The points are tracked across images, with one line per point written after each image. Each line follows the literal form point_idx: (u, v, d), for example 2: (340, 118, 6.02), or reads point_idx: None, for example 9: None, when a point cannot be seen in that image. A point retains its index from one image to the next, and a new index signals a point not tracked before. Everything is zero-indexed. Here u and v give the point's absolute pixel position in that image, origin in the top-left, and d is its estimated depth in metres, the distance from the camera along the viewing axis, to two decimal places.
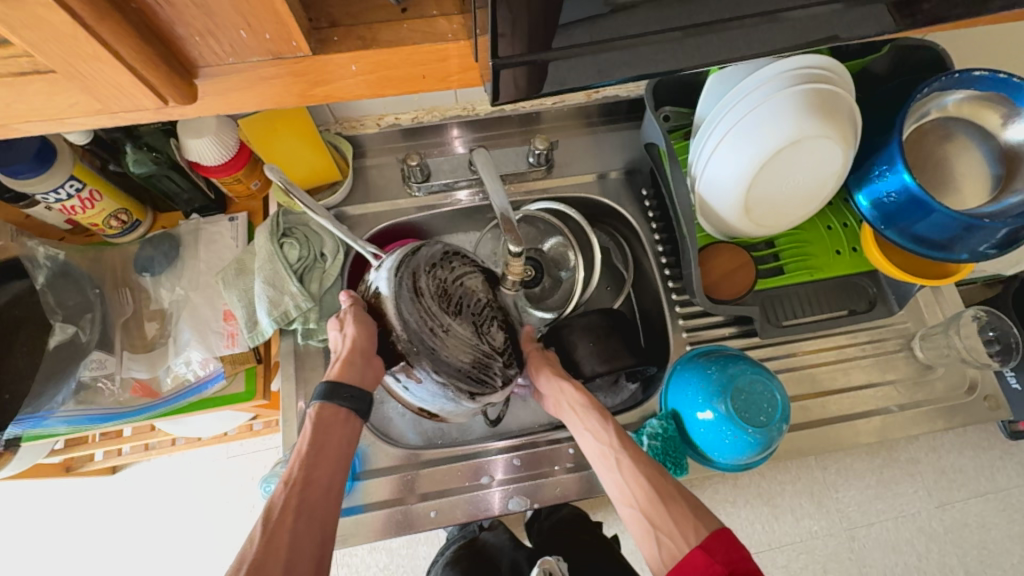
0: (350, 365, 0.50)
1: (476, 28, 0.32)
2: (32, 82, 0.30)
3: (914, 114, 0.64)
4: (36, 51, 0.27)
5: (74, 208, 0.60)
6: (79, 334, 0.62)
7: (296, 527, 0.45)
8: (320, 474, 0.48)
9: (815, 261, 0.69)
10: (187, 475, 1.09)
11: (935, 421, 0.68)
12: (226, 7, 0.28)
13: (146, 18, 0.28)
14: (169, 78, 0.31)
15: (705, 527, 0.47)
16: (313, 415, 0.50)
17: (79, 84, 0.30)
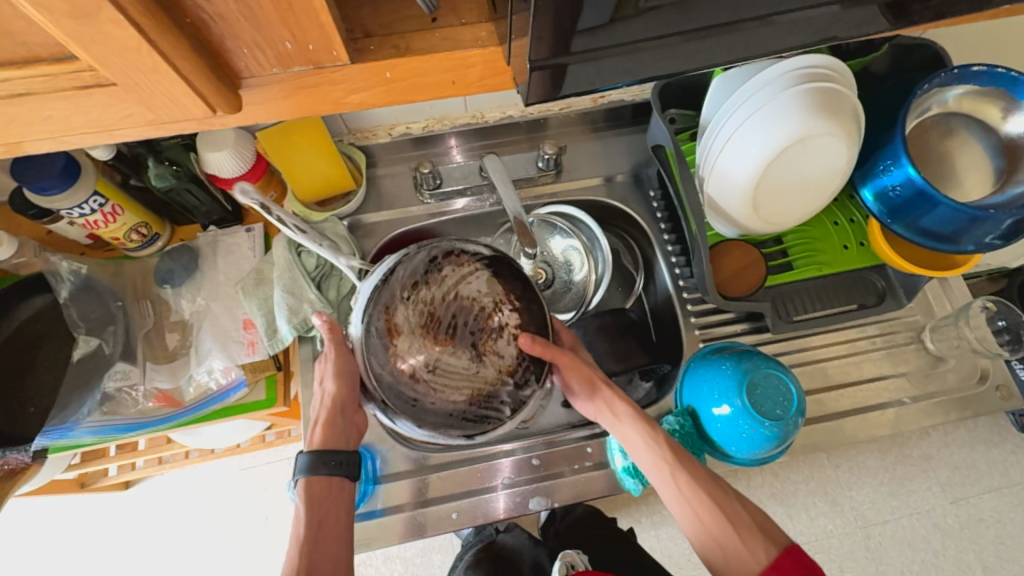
0: (330, 428, 0.53)
1: (510, 32, 0.34)
2: (93, 95, 0.31)
3: (915, 111, 0.65)
4: (100, 65, 0.28)
5: (97, 223, 0.61)
6: (102, 346, 0.63)
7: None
8: (324, 553, 0.49)
9: (823, 256, 0.70)
10: (199, 489, 1.09)
11: (948, 412, 0.69)
12: (274, 20, 0.29)
13: (200, 32, 0.29)
14: (216, 90, 0.32)
15: (774, 545, 0.49)
16: (302, 494, 0.50)
17: (136, 96, 0.32)
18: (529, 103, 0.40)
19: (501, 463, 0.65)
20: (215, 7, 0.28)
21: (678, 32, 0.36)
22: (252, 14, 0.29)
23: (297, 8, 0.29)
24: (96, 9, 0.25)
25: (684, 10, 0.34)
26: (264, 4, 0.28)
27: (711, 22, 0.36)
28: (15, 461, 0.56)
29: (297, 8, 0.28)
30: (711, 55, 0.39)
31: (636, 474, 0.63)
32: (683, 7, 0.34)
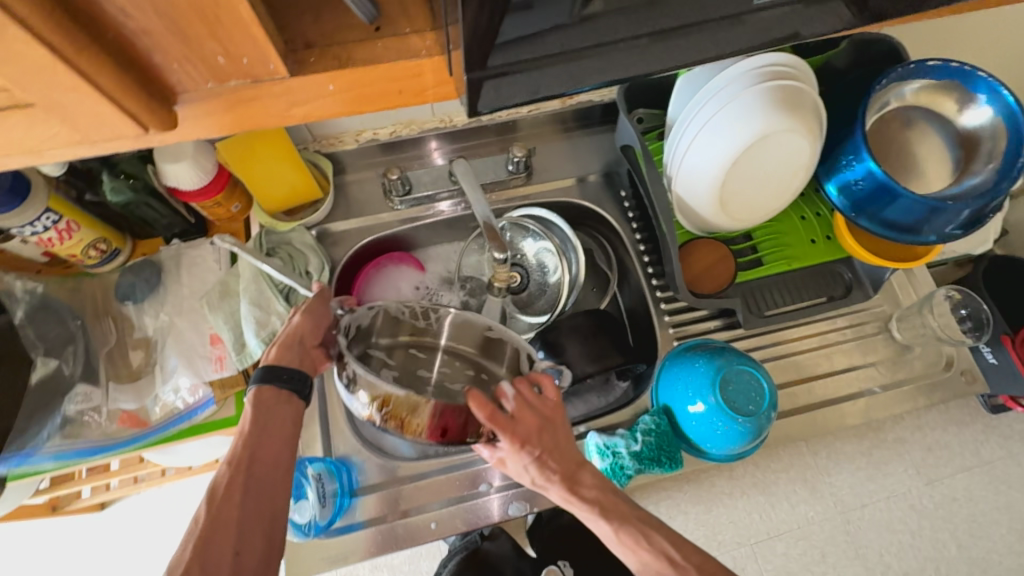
0: (288, 348, 0.54)
1: (448, 43, 0.33)
2: (12, 116, 0.30)
3: (875, 105, 0.67)
4: (17, 86, 0.27)
5: (52, 240, 0.59)
6: (61, 367, 0.61)
7: (242, 502, 0.47)
8: (263, 453, 0.50)
9: (792, 250, 0.71)
10: (177, 508, 1.06)
11: (916, 399, 0.70)
12: (202, 33, 0.28)
13: (124, 48, 0.29)
14: (149, 105, 0.31)
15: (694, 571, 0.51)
16: (252, 400, 0.52)
17: (61, 116, 0.30)
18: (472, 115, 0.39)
19: (479, 470, 0.65)
20: (137, 22, 0.27)
21: (626, 37, 0.36)
22: (178, 29, 0.28)
23: (225, 21, 0.28)
24: (3, 29, 0.24)
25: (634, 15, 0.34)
26: (189, 17, 0.27)
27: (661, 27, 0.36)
28: None
29: (225, 21, 0.28)
30: (664, 58, 0.38)
31: (615, 475, 0.63)
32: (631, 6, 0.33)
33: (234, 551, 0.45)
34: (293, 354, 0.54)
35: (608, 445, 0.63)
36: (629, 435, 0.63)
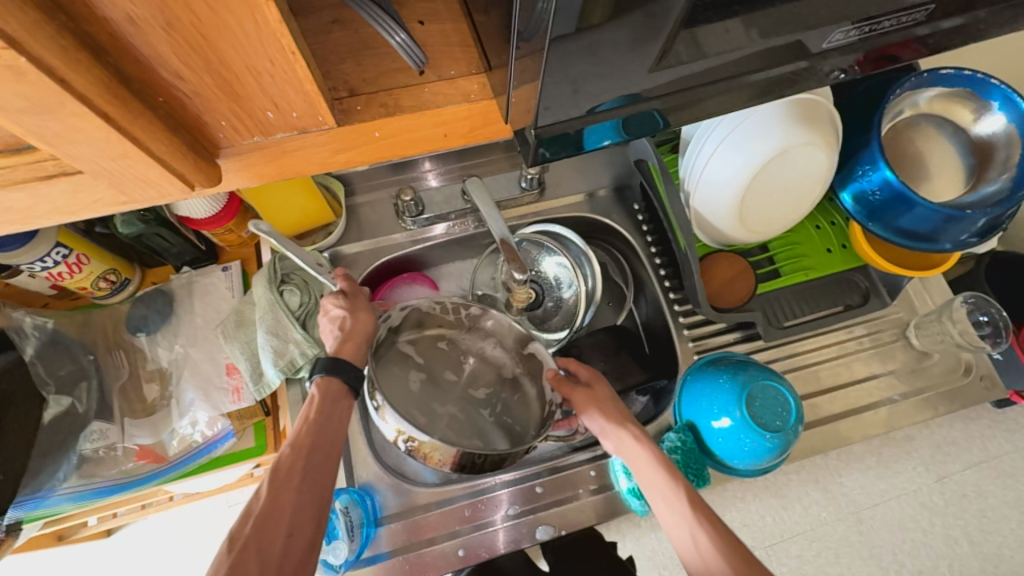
0: (354, 347, 0.53)
1: (515, 81, 0.33)
2: (57, 183, 0.29)
3: (889, 113, 0.67)
4: (66, 156, 0.26)
5: (61, 274, 0.58)
6: (76, 405, 0.59)
7: (301, 488, 0.44)
8: (324, 442, 0.47)
9: (808, 260, 0.71)
10: (186, 531, 1.05)
11: (936, 406, 0.71)
12: (256, 92, 0.28)
13: (174, 110, 0.28)
14: (197, 166, 0.30)
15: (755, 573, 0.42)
16: (318, 387, 0.50)
17: (105, 179, 0.29)
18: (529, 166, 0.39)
19: (504, 493, 0.64)
20: (189, 84, 0.26)
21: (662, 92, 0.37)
22: (232, 90, 0.27)
23: (280, 79, 0.27)
24: (60, 104, 0.23)
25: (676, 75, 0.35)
26: (244, 78, 0.26)
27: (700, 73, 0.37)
28: None
29: (280, 78, 0.27)
30: (697, 91, 0.38)
31: (641, 495, 0.62)
32: (677, 69, 0.35)
33: (288, 535, 0.42)
34: (354, 349, 0.53)
35: None
36: None
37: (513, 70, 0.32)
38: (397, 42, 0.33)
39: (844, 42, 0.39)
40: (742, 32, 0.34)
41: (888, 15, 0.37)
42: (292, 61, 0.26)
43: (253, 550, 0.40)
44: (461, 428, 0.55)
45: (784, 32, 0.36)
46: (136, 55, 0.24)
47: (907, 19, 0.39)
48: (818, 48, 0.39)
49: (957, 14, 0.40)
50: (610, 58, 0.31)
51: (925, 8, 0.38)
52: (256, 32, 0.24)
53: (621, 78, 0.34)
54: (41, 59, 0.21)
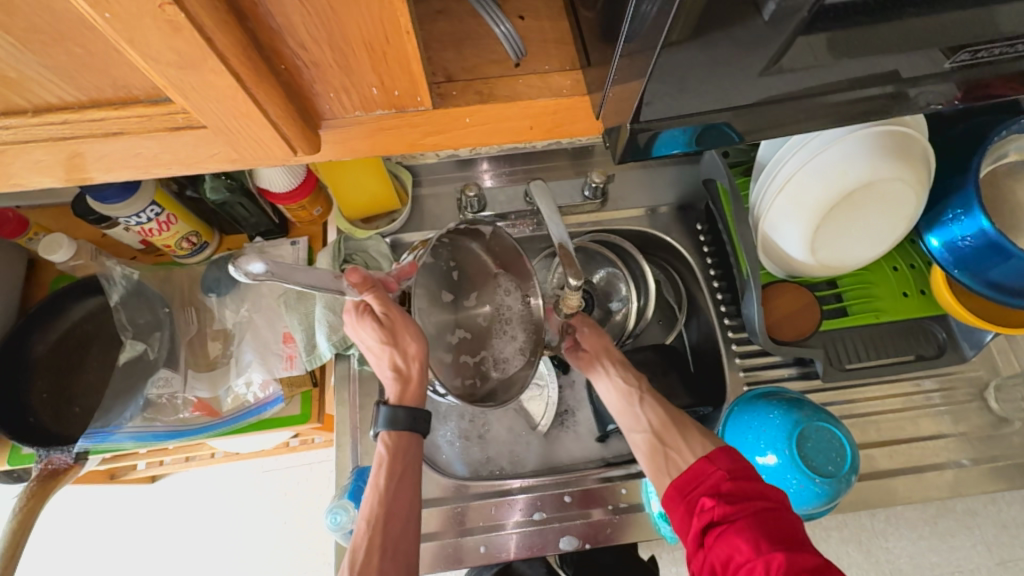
0: (416, 384, 0.53)
1: (613, 77, 0.33)
2: (184, 135, 0.32)
3: (991, 155, 0.62)
4: (196, 110, 0.29)
5: (152, 230, 0.63)
6: (148, 351, 0.64)
7: (383, 563, 0.48)
8: (398, 510, 0.51)
9: (880, 302, 0.67)
10: (222, 489, 1.10)
11: (1011, 479, 0.65)
12: (366, 68, 0.29)
13: (292, 79, 0.30)
14: (301, 132, 0.32)
15: (710, 441, 0.56)
16: (384, 443, 0.52)
17: (223, 136, 0.32)
18: (617, 161, 0.41)
19: (531, 497, 0.64)
20: (310, 55, 0.28)
21: (757, 100, 0.36)
22: (346, 63, 0.29)
23: (390, 57, 0.29)
24: (202, 61, 0.25)
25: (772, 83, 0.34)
26: (359, 52, 0.28)
27: (800, 89, 0.36)
28: (58, 462, 0.58)
29: (391, 57, 0.29)
30: (787, 111, 0.37)
31: None
32: (779, 75, 0.33)
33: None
34: (417, 392, 0.53)
35: None
36: None
37: (613, 71, 0.32)
38: (502, 31, 0.35)
39: (967, 67, 0.37)
40: (851, 51, 0.33)
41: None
42: (405, 40, 0.27)
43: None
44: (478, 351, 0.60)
45: (898, 55, 0.34)
46: (271, 25, 0.26)
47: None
48: (932, 76, 0.37)
49: None
50: (710, 66, 0.31)
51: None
52: (379, 9, 0.25)
53: (714, 87, 0.33)
54: (194, 17, 0.23)
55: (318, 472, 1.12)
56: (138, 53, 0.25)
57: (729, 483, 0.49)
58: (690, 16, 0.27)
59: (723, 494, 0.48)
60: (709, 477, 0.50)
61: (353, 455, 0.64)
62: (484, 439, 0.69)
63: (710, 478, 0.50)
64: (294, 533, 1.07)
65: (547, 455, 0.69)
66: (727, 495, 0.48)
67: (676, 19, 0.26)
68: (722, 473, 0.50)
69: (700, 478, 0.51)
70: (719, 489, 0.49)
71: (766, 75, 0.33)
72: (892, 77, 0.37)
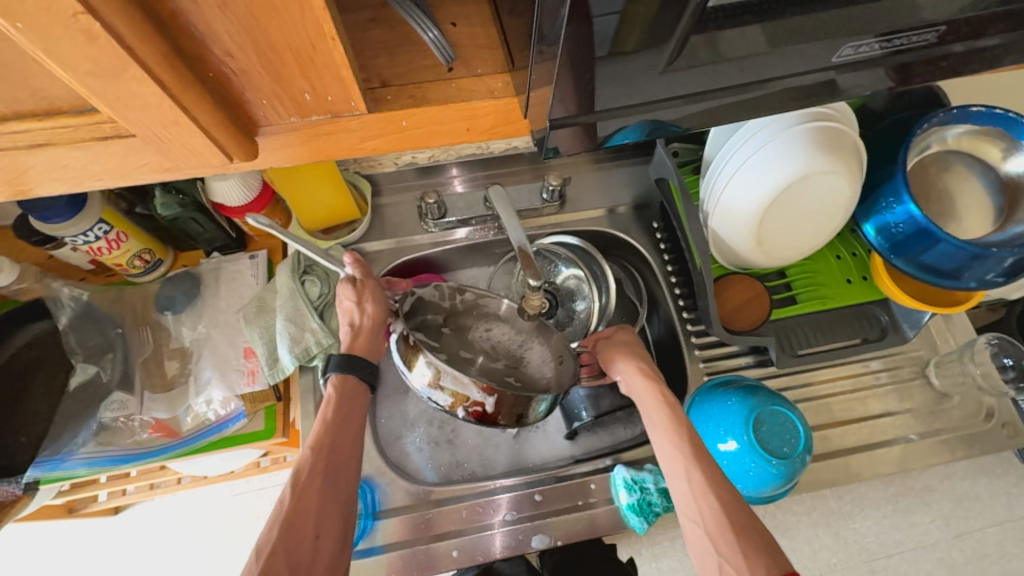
0: (368, 338, 0.58)
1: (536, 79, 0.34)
2: (112, 144, 0.32)
3: (915, 148, 0.66)
4: (123, 119, 0.29)
5: (100, 249, 0.61)
6: (100, 373, 0.63)
7: (323, 487, 0.49)
8: (343, 442, 0.52)
9: (826, 290, 0.70)
10: (190, 517, 1.07)
11: (954, 450, 0.68)
12: (295, 74, 0.30)
13: (221, 86, 0.30)
14: (236, 139, 0.32)
15: (779, 567, 0.41)
16: (333, 386, 0.54)
17: (154, 146, 0.32)
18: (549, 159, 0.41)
19: (511, 496, 0.64)
20: (238, 63, 0.29)
21: (683, 95, 0.37)
22: (274, 70, 0.29)
23: (318, 63, 0.29)
24: (123, 70, 0.25)
25: (691, 77, 0.36)
26: (286, 59, 0.29)
27: (721, 84, 0.38)
28: (6, 494, 0.56)
29: (319, 63, 0.29)
30: (714, 107, 0.40)
31: (642, 512, 0.61)
32: (697, 69, 0.35)
33: (314, 537, 0.46)
34: (364, 345, 0.57)
35: (636, 480, 0.63)
36: (657, 471, 0.64)
37: (532, 73, 0.34)
38: (430, 38, 0.36)
39: (875, 63, 0.40)
40: (761, 45, 0.35)
41: (901, 33, 0.37)
42: (331, 46, 0.28)
43: (283, 553, 0.44)
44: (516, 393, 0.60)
45: (807, 54, 0.37)
46: (194, 32, 0.26)
47: (918, 39, 0.38)
48: (840, 71, 0.40)
49: (1002, 33, 0.39)
50: (628, 63, 0.33)
51: (937, 27, 0.37)
52: (300, 16, 0.26)
53: (639, 86, 0.35)
54: (111, 25, 0.23)
55: None
56: (57, 62, 0.25)
57: None
58: (642, 23, 0.30)
59: None
60: None
61: None
62: (453, 444, 0.70)
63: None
64: None
65: (516, 456, 0.70)
66: None
67: (623, 30, 0.30)
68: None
69: None
70: None
71: (682, 72, 0.35)
72: (807, 72, 0.39)
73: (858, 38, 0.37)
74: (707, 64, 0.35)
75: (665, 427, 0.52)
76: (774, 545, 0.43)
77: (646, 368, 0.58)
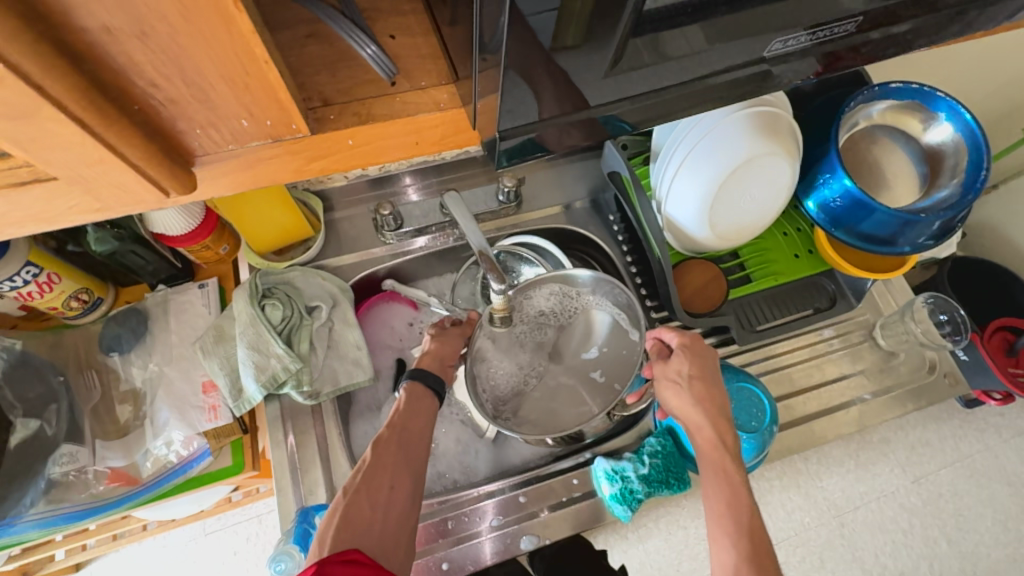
0: (433, 360, 0.61)
1: (480, 90, 0.34)
2: (32, 189, 0.30)
3: (846, 125, 0.70)
4: (40, 161, 0.27)
5: (32, 293, 0.56)
6: (44, 427, 0.58)
7: (395, 457, 0.51)
8: (415, 425, 0.54)
9: (777, 266, 0.74)
10: (161, 560, 1.01)
11: (905, 404, 0.73)
12: (230, 100, 0.29)
13: (150, 117, 0.28)
14: (171, 172, 0.31)
15: None
16: (404, 391, 0.57)
17: (80, 185, 0.30)
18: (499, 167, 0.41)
19: (494, 502, 0.64)
20: (164, 93, 0.27)
21: (626, 94, 0.38)
22: (207, 97, 0.28)
23: (254, 87, 0.28)
24: (35, 109, 0.23)
25: (635, 76, 0.36)
26: (219, 85, 0.27)
27: (662, 81, 0.38)
28: None
29: (254, 87, 0.28)
30: (657, 104, 0.41)
31: (625, 500, 0.62)
32: (639, 70, 0.36)
33: (389, 488, 0.49)
34: (432, 363, 0.60)
35: (617, 470, 0.63)
36: (636, 459, 0.64)
37: (476, 83, 0.33)
38: (368, 54, 0.35)
39: (805, 52, 0.42)
40: (697, 43, 0.36)
41: (826, 24, 0.39)
42: (265, 69, 0.27)
43: (364, 495, 0.48)
44: (603, 341, 0.69)
45: (739, 49, 0.38)
46: (112, 63, 0.25)
47: (839, 30, 0.40)
48: (774, 62, 0.42)
49: (914, 18, 0.42)
50: (570, 65, 0.33)
51: (854, 17, 0.39)
52: (230, 40, 0.25)
53: (587, 88, 0.36)
54: (16, 64, 0.22)
55: (265, 522, 1.05)
56: None
57: None
58: (578, 17, 0.30)
59: None
60: None
61: (296, 496, 0.61)
62: (432, 455, 0.69)
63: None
64: None
65: (497, 460, 0.70)
66: None
67: (566, 34, 0.31)
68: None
69: None
70: None
71: (625, 71, 0.35)
72: (743, 65, 0.41)
73: (788, 33, 0.38)
74: (647, 65, 0.36)
75: (721, 513, 0.49)
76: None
77: (709, 433, 0.54)
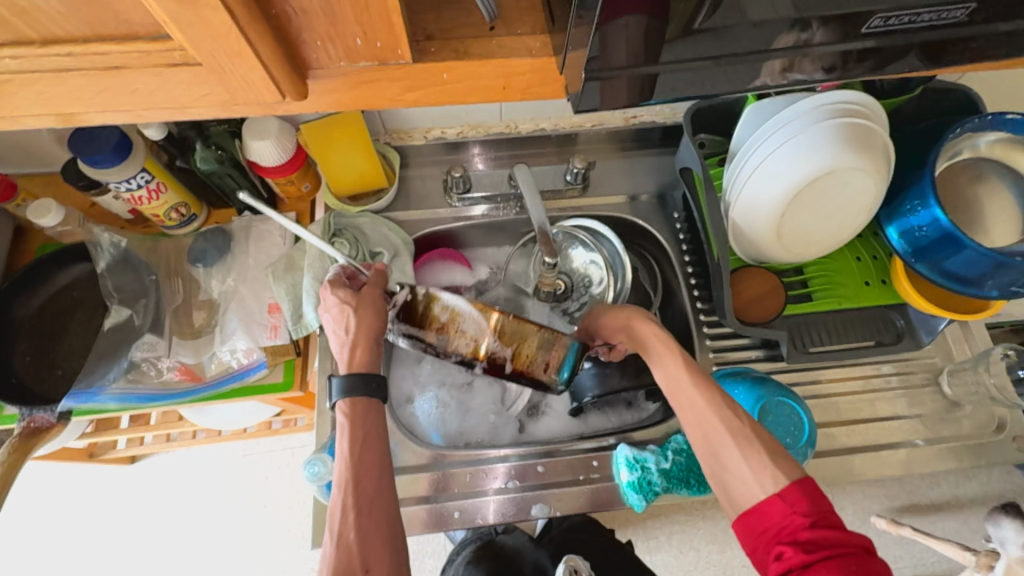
0: (367, 353, 0.53)
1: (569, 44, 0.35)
2: (179, 72, 0.33)
3: (946, 152, 0.65)
4: (192, 47, 0.31)
5: (141, 198, 0.64)
6: (132, 317, 0.65)
7: (360, 524, 0.46)
8: (367, 472, 0.48)
9: (843, 289, 0.70)
10: (205, 470, 1.11)
11: (961, 459, 0.68)
12: (351, 16, 0.32)
13: (282, 24, 0.32)
14: (289, 77, 0.34)
15: (786, 474, 0.44)
16: (344, 412, 0.50)
17: (216, 77, 0.34)
18: (577, 109, 0.41)
19: (507, 466, 0.66)
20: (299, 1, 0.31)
21: (717, 65, 0.38)
22: (331, 10, 0.31)
23: (373, 6, 0.31)
24: None
25: (726, 44, 0.36)
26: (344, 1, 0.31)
27: (754, 56, 0.38)
28: (40, 421, 0.60)
29: (373, 7, 0.31)
30: (743, 81, 0.40)
31: (640, 490, 0.62)
32: (733, 39, 0.36)
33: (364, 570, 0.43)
34: (362, 358, 0.52)
35: (638, 459, 0.63)
36: (660, 453, 0.64)
37: (570, 34, 0.35)
38: None
39: (914, 44, 0.39)
40: (797, 16, 0.35)
41: (927, 6, 0.36)
42: None
43: None
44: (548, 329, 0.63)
45: (842, 29, 0.37)
46: None
47: (947, 16, 0.37)
48: (874, 49, 0.39)
49: None
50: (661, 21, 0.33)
51: (966, 4, 0.36)
52: None
53: (675, 49, 0.36)
54: None
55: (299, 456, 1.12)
56: None
57: (809, 530, 0.41)
58: None
59: (803, 541, 0.41)
60: (782, 520, 0.42)
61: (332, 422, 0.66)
62: (460, 412, 0.72)
63: (785, 522, 0.42)
64: (273, 517, 1.08)
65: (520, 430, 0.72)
66: (808, 545, 0.40)
67: None
68: (800, 518, 0.42)
69: (770, 519, 0.43)
70: (797, 536, 0.41)
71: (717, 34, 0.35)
72: (844, 49, 0.39)
73: (908, 8, 0.36)
74: (740, 31, 0.36)
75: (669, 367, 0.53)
76: (781, 451, 0.46)
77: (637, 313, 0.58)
